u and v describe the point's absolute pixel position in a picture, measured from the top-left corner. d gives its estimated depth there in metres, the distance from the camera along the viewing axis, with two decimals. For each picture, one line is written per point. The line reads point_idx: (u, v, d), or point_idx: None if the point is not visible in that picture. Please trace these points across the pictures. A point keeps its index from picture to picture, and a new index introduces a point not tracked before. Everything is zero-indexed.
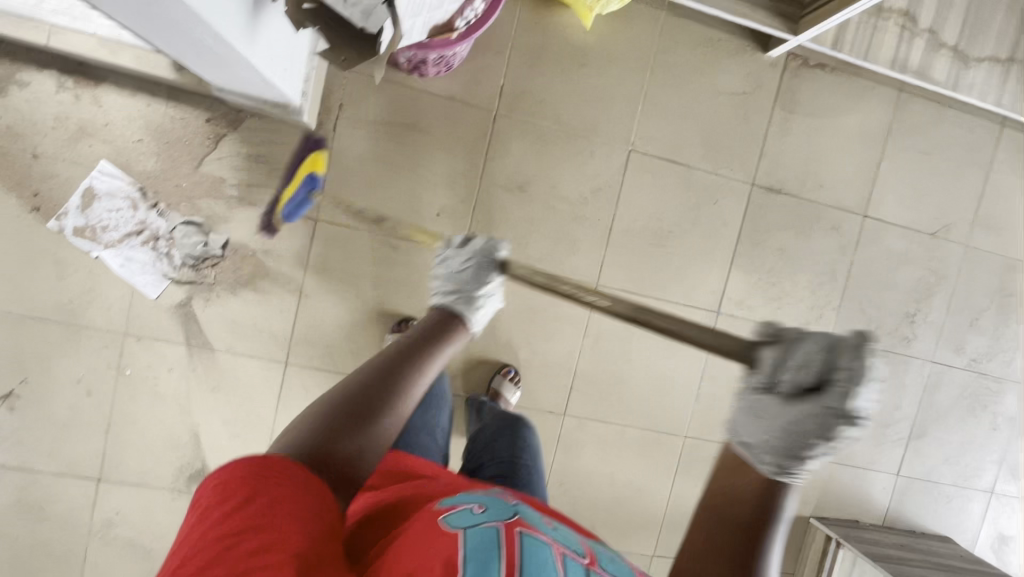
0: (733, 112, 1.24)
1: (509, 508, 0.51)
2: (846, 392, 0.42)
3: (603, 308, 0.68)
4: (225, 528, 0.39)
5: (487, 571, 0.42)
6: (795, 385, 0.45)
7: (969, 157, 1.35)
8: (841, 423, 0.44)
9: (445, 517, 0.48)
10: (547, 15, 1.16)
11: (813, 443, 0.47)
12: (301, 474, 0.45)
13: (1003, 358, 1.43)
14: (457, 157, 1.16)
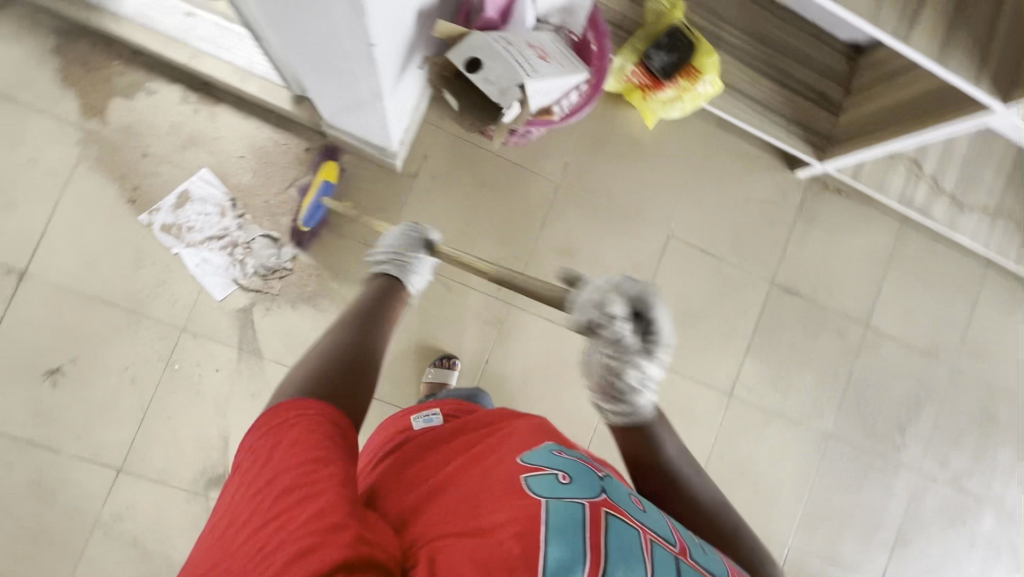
0: (760, 217, 1.41)
1: (597, 486, 0.58)
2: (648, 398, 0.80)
3: (482, 272, 0.91)
4: (260, 475, 0.47)
5: (569, 531, 0.49)
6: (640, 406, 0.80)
7: (958, 290, 1.53)
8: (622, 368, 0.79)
9: (534, 485, 0.55)
10: (613, 111, 1.33)
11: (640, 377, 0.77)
12: (302, 424, 0.52)
13: (981, 479, 1.53)
14: (517, 217, 1.29)
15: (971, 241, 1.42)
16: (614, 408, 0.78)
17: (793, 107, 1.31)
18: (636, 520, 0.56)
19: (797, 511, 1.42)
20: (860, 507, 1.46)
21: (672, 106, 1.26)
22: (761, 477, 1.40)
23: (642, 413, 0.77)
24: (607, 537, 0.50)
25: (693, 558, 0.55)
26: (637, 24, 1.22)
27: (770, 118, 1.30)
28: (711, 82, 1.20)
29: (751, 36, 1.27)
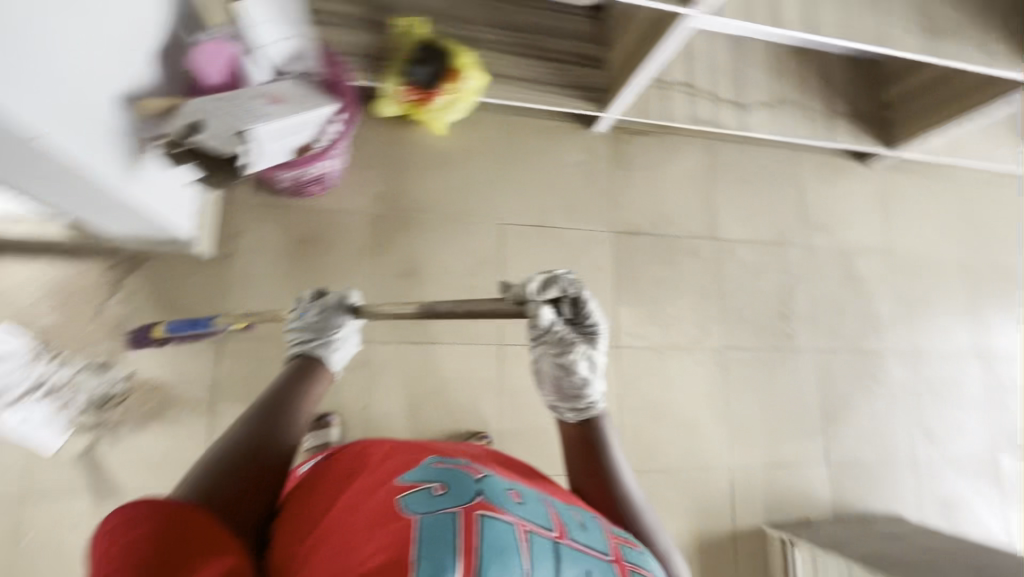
0: (580, 178, 1.48)
1: (473, 486, 0.61)
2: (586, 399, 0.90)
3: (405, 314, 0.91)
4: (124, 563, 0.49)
5: (437, 549, 0.52)
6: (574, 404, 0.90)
7: (781, 178, 1.65)
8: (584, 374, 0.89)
9: (409, 504, 0.58)
10: (406, 132, 1.38)
11: (586, 380, 0.87)
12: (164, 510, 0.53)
13: (872, 335, 1.62)
14: (351, 258, 1.30)
15: (767, 133, 1.54)
16: (570, 409, 0.89)
17: (563, 74, 1.41)
18: (512, 511, 0.60)
19: (723, 430, 1.44)
20: (779, 403, 1.50)
21: (452, 109, 1.32)
22: (677, 411, 1.42)
23: (597, 411, 0.89)
24: (481, 540, 0.54)
25: (575, 539, 0.61)
26: (391, 48, 1.29)
27: (546, 89, 1.39)
28: (472, 77, 1.28)
29: (500, 26, 1.36)
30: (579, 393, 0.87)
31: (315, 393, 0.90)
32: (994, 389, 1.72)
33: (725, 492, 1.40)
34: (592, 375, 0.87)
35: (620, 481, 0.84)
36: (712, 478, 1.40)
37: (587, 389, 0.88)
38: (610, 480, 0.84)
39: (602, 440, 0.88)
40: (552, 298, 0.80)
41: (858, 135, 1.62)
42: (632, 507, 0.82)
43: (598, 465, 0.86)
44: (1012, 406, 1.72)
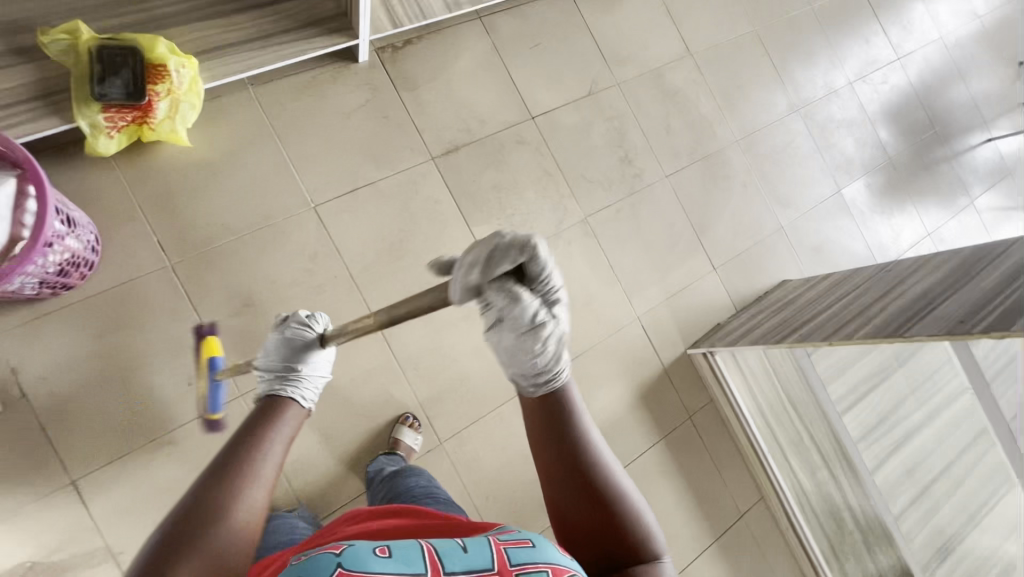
0: (371, 120, 1.33)
1: (329, 561, 0.49)
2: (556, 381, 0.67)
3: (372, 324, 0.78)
4: None
5: None
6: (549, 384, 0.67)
7: (567, 26, 1.56)
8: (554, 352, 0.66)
9: None
10: (149, 160, 1.15)
11: (547, 352, 0.65)
12: None
13: (707, 138, 1.68)
14: (168, 325, 1.12)
15: None
16: (531, 385, 0.66)
17: (287, 16, 1.19)
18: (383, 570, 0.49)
19: (618, 290, 1.48)
20: (655, 240, 1.55)
21: (180, 114, 1.11)
22: (572, 296, 1.43)
23: (563, 385, 0.68)
24: None
25: (453, 570, 0.51)
26: (63, 74, 1.02)
27: (277, 42, 1.18)
28: (183, 63, 1.06)
29: None
30: (541, 369, 0.65)
31: (282, 432, 0.70)
32: (820, 134, 1.87)
33: (644, 341, 1.48)
34: (556, 347, 0.65)
35: (586, 442, 0.65)
36: (628, 336, 1.47)
37: (551, 364, 0.65)
38: (574, 442, 0.64)
39: (565, 396, 0.67)
40: (483, 279, 0.60)
41: None
42: (604, 469, 0.64)
43: (557, 433, 0.65)
44: (838, 141, 1.89)
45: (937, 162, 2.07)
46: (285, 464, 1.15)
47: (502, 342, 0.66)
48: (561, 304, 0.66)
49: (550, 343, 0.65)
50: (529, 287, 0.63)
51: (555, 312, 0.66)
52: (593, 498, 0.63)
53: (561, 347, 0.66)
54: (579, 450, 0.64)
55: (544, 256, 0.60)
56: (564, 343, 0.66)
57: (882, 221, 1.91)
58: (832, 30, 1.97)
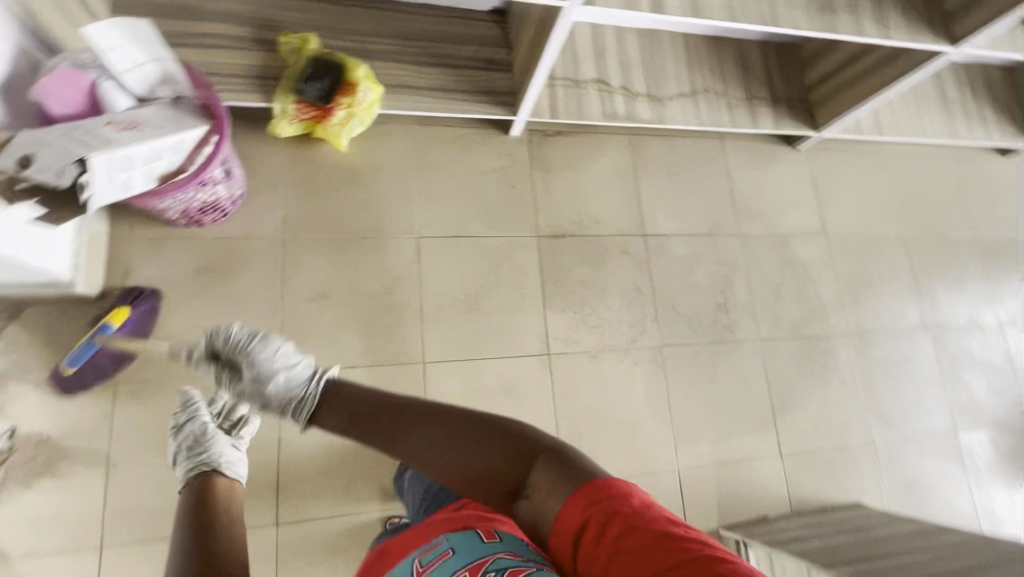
0: (499, 185, 1.44)
1: None
2: (307, 397, 0.92)
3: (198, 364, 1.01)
4: None
5: None
6: (301, 406, 0.93)
7: (708, 168, 1.61)
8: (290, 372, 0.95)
9: None
10: (310, 152, 1.33)
11: (270, 373, 0.95)
12: None
13: (816, 319, 1.58)
14: (255, 285, 1.23)
15: (686, 123, 1.51)
16: (293, 413, 0.92)
17: (468, 80, 1.36)
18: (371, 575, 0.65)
19: (666, 432, 1.38)
20: (724, 398, 1.44)
21: (349, 125, 1.27)
22: (617, 417, 1.36)
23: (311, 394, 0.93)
24: None
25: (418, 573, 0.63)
26: (281, 67, 1.25)
27: (451, 96, 1.34)
28: (370, 88, 1.25)
29: (395, 38, 1.34)
30: (283, 403, 0.93)
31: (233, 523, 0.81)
32: (950, 364, 1.67)
33: (674, 497, 1.34)
34: (281, 369, 0.94)
35: (413, 424, 0.78)
36: (659, 483, 1.34)
37: (289, 392, 0.93)
38: (407, 430, 0.78)
39: (380, 402, 0.84)
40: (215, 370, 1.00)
41: (782, 119, 1.60)
42: (442, 430, 0.75)
43: (391, 430, 0.80)
44: (969, 379, 1.68)
45: None
46: (284, 452, 1.17)
47: (257, 400, 0.97)
48: (273, 340, 0.98)
49: (266, 367, 0.95)
50: (236, 363, 0.98)
51: (263, 353, 0.96)
52: (461, 442, 0.73)
53: (294, 364, 0.95)
54: (420, 425, 0.77)
55: (230, 338, 1.00)
56: (293, 359, 0.95)
57: (1002, 488, 1.62)
58: (994, 265, 1.82)
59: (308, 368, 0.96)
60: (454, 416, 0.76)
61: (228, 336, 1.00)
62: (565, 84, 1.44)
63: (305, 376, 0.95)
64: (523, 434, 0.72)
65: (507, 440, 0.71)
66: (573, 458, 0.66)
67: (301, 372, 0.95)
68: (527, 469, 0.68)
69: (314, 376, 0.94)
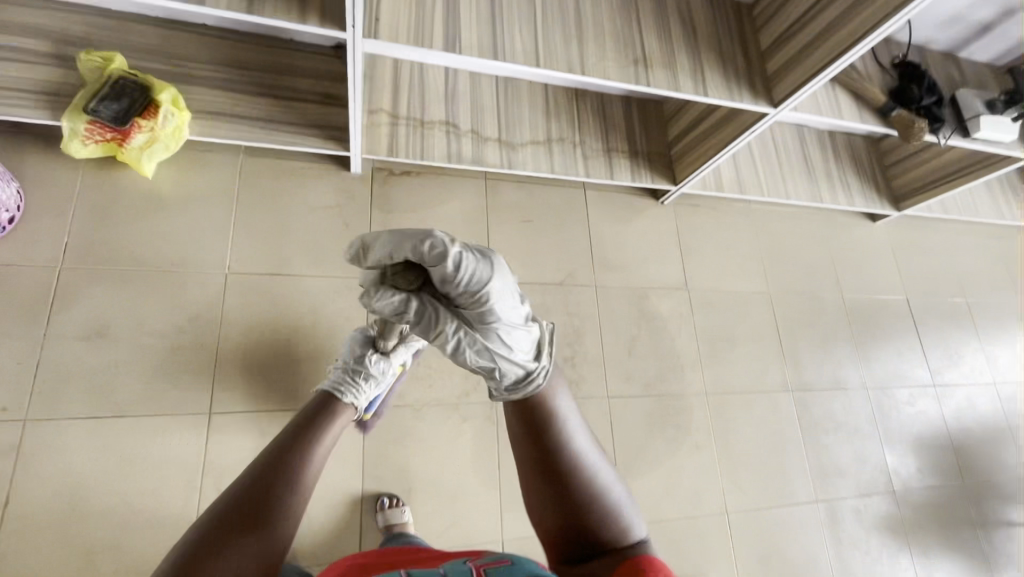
0: (331, 223, 1.36)
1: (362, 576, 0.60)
2: (531, 374, 0.68)
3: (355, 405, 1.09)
4: None
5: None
6: (512, 380, 0.67)
7: (567, 217, 1.58)
8: (514, 340, 0.65)
9: None
10: (111, 176, 1.23)
11: (506, 348, 0.65)
12: None
13: (672, 377, 1.51)
14: (14, 319, 1.09)
15: (537, 170, 1.48)
16: (504, 390, 0.68)
17: (299, 113, 1.31)
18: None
19: (493, 498, 1.27)
20: None
21: (152, 150, 1.19)
22: (436, 479, 1.24)
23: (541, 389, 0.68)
24: None
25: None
26: (79, 83, 1.16)
27: (276, 127, 1.28)
28: (174, 113, 1.17)
29: (220, 64, 1.27)
30: (505, 364, 0.65)
31: (332, 436, 0.86)
32: (813, 428, 1.62)
33: None
34: (510, 324, 0.64)
35: (576, 455, 0.68)
36: None
37: (518, 360, 0.66)
38: (562, 454, 0.68)
39: (552, 416, 0.68)
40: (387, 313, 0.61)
41: (641, 172, 1.59)
42: (589, 472, 0.69)
43: (546, 446, 0.68)
44: (833, 445, 1.63)
45: (957, 521, 1.70)
46: (10, 517, 0.99)
47: (472, 362, 0.65)
48: (515, 284, 0.65)
49: (502, 337, 0.64)
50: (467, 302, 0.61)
51: (499, 299, 0.61)
52: (545, 487, 0.69)
53: (524, 318, 0.67)
54: (551, 452, 0.68)
55: (453, 266, 0.57)
56: (524, 312, 0.67)
57: (865, 564, 1.54)
58: (860, 327, 1.82)
59: (531, 324, 0.68)
60: (590, 458, 0.69)
61: (463, 267, 0.57)
62: (408, 122, 1.39)
63: (531, 338, 0.68)
64: (629, 516, 0.70)
65: (609, 513, 0.69)
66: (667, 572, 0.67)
67: (535, 353, 0.68)
68: (614, 548, 0.68)
69: (541, 333, 0.70)
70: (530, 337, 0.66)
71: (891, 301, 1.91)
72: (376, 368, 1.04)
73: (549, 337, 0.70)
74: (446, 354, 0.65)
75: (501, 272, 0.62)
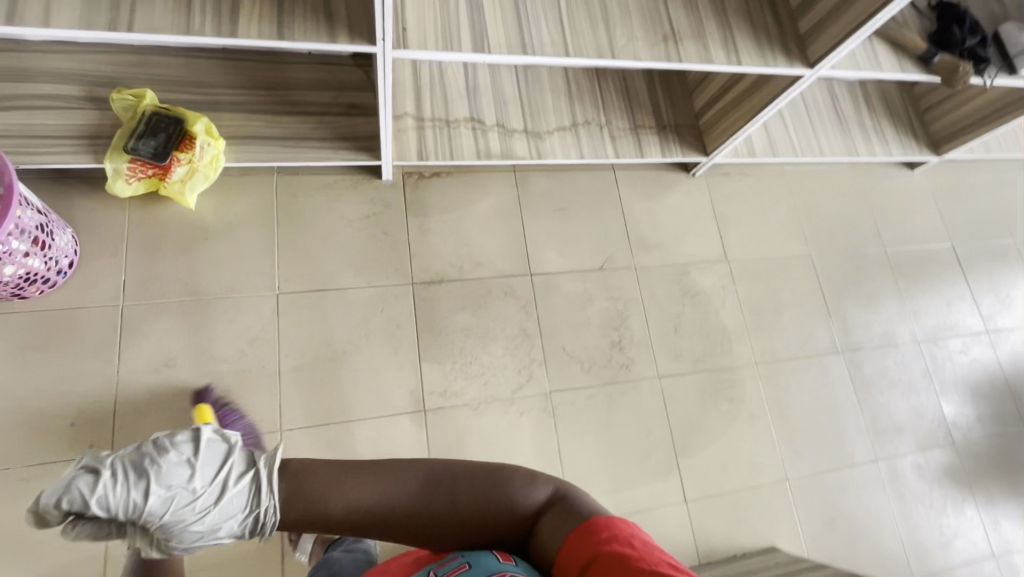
0: (369, 232, 1.36)
1: None
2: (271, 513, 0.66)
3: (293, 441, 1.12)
4: None
5: None
6: (247, 529, 0.67)
7: (599, 200, 1.56)
8: (246, 497, 0.66)
9: None
10: (156, 210, 1.25)
11: (210, 522, 0.66)
12: None
13: (721, 350, 1.51)
14: (87, 360, 1.13)
15: (567, 157, 1.47)
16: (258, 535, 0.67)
17: (327, 127, 1.31)
18: None
19: None
20: (621, 443, 1.36)
21: (192, 182, 1.21)
22: None
23: (275, 522, 0.66)
24: None
25: None
26: (116, 124, 1.18)
27: (307, 145, 1.28)
28: (210, 142, 1.19)
29: (245, 86, 1.27)
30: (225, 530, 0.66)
31: None
32: (866, 388, 1.61)
33: None
34: (199, 514, 0.65)
35: (405, 492, 0.65)
36: None
37: (236, 523, 0.66)
38: (395, 505, 0.65)
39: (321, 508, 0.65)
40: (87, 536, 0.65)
41: (670, 146, 1.56)
42: (446, 481, 0.66)
43: (382, 505, 0.65)
44: (888, 401, 1.61)
45: (1020, 466, 1.68)
46: (115, 546, 1.05)
47: (200, 544, 0.69)
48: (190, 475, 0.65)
49: (194, 519, 0.66)
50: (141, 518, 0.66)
51: (163, 510, 0.65)
52: (424, 536, 0.65)
53: (223, 484, 0.66)
54: (387, 511, 0.65)
55: (98, 510, 0.62)
56: (213, 486, 0.65)
57: (929, 517, 1.54)
58: (906, 279, 1.79)
59: (237, 481, 0.66)
60: (426, 478, 0.66)
61: (102, 489, 0.62)
62: (434, 124, 1.38)
63: (244, 490, 0.66)
64: (515, 480, 0.67)
65: (495, 497, 0.66)
66: (585, 504, 0.65)
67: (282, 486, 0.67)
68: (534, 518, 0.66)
69: (255, 475, 0.67)
70: (235, 497, 0.66)
71: (936, 250, 1.86)
72: None
73: (260, 471, 0.67)
74: (179, 553, 0.70)
75: (147, 477, 0.64)
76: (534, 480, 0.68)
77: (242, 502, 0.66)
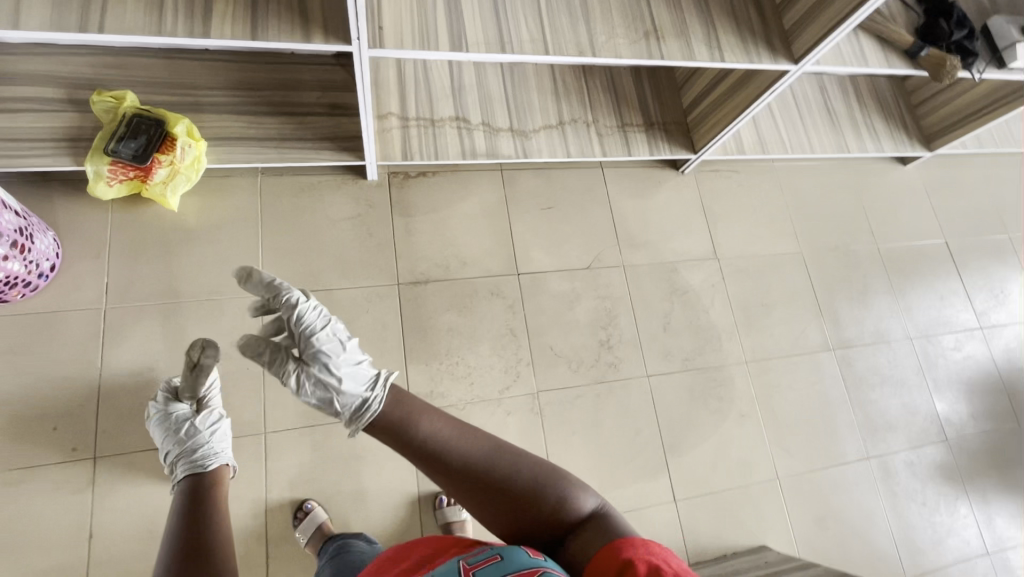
0: (355, 233, 1.36)
1: None
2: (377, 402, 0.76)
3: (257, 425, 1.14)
4: None
5: None
6: (352, 407, 0.78)
7: (587, 198, 1.55)
8: (368, 381, 0.80)
9: None
10: (138, 212, 1.25)
11: (337, 381, 0.81)
12: None
13: (710, 348, 1.50)
14: (70, 363, 1.13)
15: (552, 156, 1.46)
16: (352, 421, 0.78)
17: (310, 127, 1.30)
18: None
19: None
20: (609, 442, 1.35)
21: (174, 184, 1.20)
22: None
23: (378, 410, 0.75)
24: None
25: None
26: (96, 126, 1.17)
27: (290, 146, 1.28)
28: (191, 144, 1.18)
29: (227, 87, 1.26)
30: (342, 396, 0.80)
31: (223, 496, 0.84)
32: (858, 385, 1.60)
33: None
34: (339, 370, 0.82)
35: (472, 449, 0.69)
36: None
37: (353, 398, 0.80)
38: (460, 458, 0.69)
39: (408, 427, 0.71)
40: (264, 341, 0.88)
41: (658, 144, 1.55)
42: (509, 458, 0.69)
43: (449, 451, 0.69)
44: (881, 398, 1.60)
45: (1015, 463, 1.67)
46: (97, 549, 1.05)
47: (316, 401, 0.82)
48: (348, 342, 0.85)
49: (328, 373, 0.82)
50: (304, 345, 0.86)
51: (328, 347, 0.84)
52: (477, 495, 0.67)
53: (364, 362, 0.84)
54: (456, 456, 0.69)
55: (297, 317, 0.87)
56: (358, 360, 0.85)
57: (923, 514, 1.53)
58: (898, 275, 1.77)
59: (373, 369, 0.83)
60: (496, 447, 0.70)
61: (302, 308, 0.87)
62: (419, 123, 1.37)
63: (371, 379, 0.81)
64: (570, 482, 0.70)
65: (548, 487, 0.68)
66: (623, 527, 0.66)
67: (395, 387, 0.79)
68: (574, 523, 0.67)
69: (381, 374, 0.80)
70: (361, 378, 0.81)
71: (929, 245, 1.85)
72: (198, 427, 0.98)
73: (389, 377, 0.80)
74: (298, 392, 0.83)
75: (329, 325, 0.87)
76: (583, 489, 0.70)
77: (363, 386, 0.80)
